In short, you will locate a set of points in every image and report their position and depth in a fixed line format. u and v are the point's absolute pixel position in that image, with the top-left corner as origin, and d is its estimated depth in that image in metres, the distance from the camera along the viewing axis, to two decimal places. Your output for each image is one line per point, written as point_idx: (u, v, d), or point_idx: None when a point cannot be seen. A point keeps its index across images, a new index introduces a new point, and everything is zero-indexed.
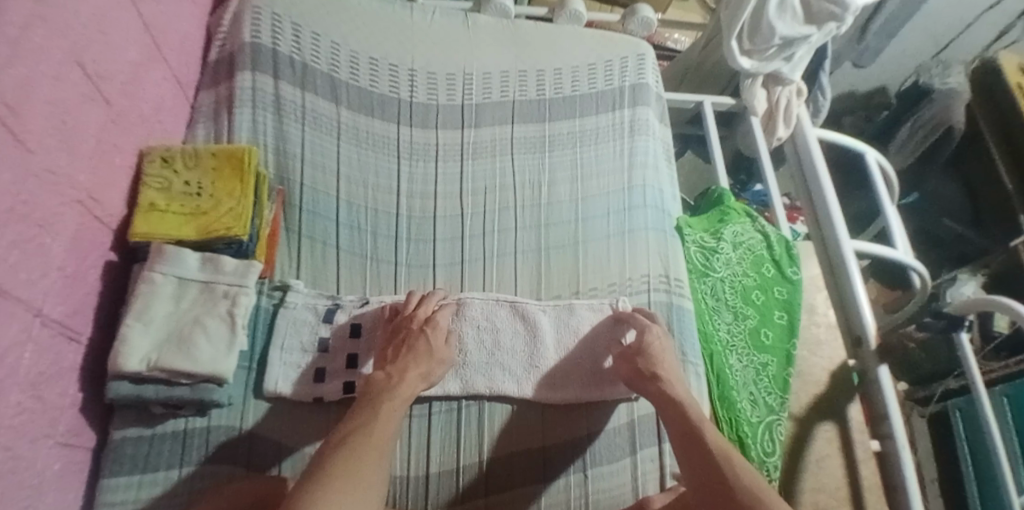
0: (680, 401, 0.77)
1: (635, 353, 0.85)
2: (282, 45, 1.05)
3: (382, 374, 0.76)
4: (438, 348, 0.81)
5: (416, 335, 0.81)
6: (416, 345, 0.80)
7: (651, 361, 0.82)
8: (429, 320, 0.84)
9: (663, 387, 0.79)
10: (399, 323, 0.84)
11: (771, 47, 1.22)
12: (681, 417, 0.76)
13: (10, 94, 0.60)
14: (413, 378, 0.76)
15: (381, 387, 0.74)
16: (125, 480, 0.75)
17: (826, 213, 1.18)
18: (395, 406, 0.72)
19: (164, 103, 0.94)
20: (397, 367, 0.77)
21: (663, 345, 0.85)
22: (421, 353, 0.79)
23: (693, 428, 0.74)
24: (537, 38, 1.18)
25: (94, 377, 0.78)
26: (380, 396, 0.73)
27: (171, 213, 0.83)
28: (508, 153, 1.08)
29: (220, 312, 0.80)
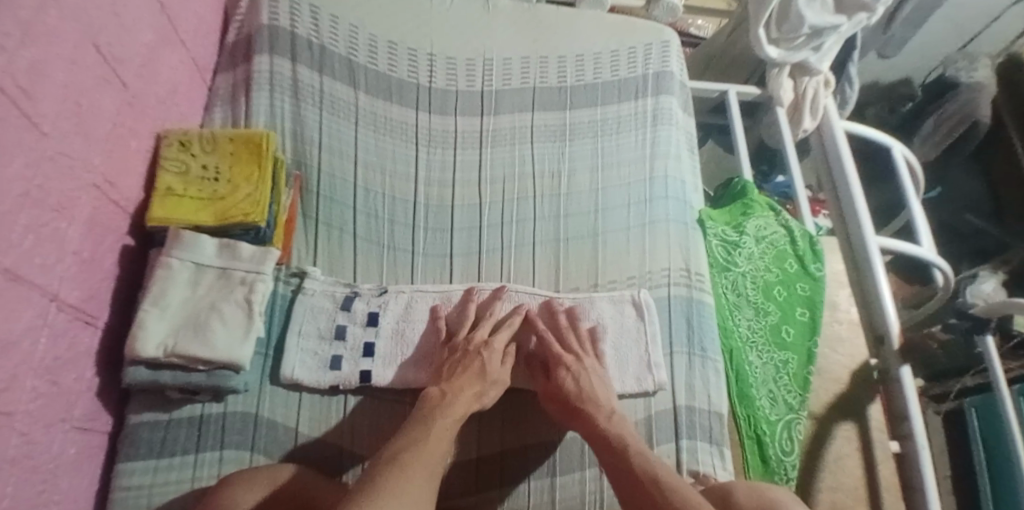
0: (605, 435, 0.77)
1: (554, 385, 0.83)
2: (299, 27, 1.03)
3: (437, 392, 0.77)
4: (493, 370, 0.81)
5: (473, 356, 0.81)
6: (471, 365, 0.80)
7: (575, 394, 0.81)
8: (486, 342, 0.83)
9: (586, 423, 0.79)
10: (457, 341, 0.84)
11: (800, 36, 1.19)
12: (608, 449, 0.76)
13: (24, 77, 0.59)
14: (468, 395, 0.78)
15: (435, 404, 0.76)
16: (142, 465, 0.76)
17: (852, 209, 1.15)
18: (447, 425, 0.73)
19: (181, 86, 0.93)
20: (453, 384, 0.78)
21: (575, 379, 0.82)
22: (474, 374, 0.79)
23: (621, 458, 0.74)
24: (559, 23, 1.16)
25: (111, 361, 0.78)
26: (434, 414, 0.74)
27: (189, 199, 0.82)
28: (528, 141, 1.06)
29: (236, 298, 0.79)
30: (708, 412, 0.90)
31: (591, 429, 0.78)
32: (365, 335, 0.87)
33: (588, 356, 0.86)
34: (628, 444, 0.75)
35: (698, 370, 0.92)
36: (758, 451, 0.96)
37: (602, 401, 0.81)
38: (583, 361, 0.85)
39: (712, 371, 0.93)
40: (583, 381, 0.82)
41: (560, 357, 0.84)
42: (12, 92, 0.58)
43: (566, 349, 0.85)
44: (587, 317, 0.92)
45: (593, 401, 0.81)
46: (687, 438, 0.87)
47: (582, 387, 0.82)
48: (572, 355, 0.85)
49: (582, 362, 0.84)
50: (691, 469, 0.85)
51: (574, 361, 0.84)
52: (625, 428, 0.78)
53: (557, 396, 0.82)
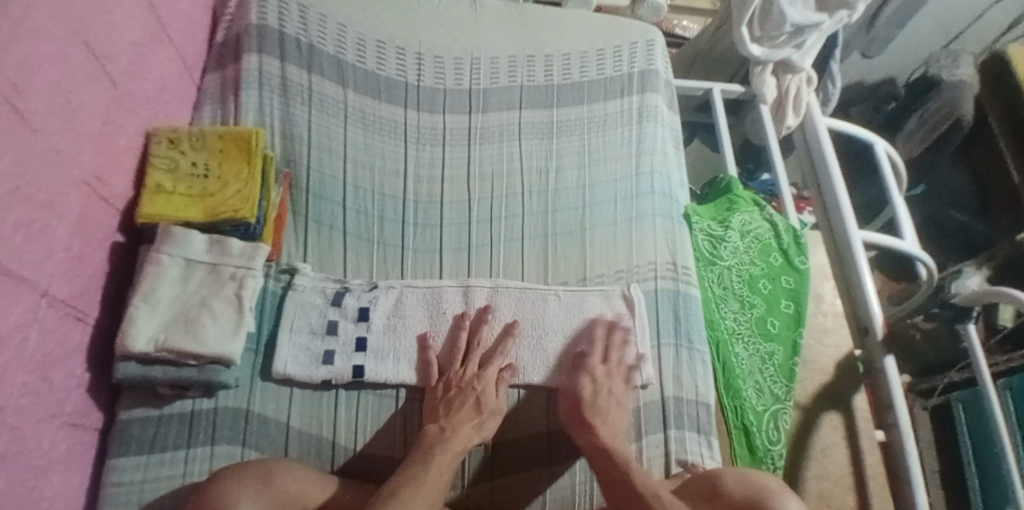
0: (611, 453, 0.76)
1: (574, 392, 0.83)
2: (288, 27, 1.04)
3: (437, 428, 0.77)
4: (489, 401, 0.82)
5: (467, 392, 0.82)
6: (466, 401, 0.81)
7: (590, 404, 0.82)
8: (479, 375, 0.84)
9: (592, 440, 0.78)
10: (450, 378, 0.84)
11: (782, 34, 1.21)
12: (607, 466, 0.75)
13: (14, 74, 0.60)
14: (467, 428, 0.78)
15: (435, 440, 0.75)
16: (133, 461, 0.76)
17: (835, 203, 1.17)
18: (448, 461, 0.73)
19: (170, 85, 0.94)
20: (452, 420, 0.78)
21: (595, 388, 0.83)
22: (469, 406, 0.80)
23: (624, 476, 0.73)
24: (545, 23, 1.17)
25: (101, 358, 0.78)
26: (434, 449, 0.74)
27: (178, 195, 0.82)
28: (516, 138, 1.07)
29: (227, 293, 0.80)
30: (696, 402, 0.91)
31: (594, 442, 0.78)
32: (357, 330, 0.88)
33: (620, 376, 0.86)
34: (631, 462, 0.75)
35: (686, 361, 0.94)
36: (745, 441, 0.97)
37: (616, 422, 0.81)
38: (613, 377, 0.86)
39: (699, 361, 0.94)
40: (603, 396, 0.83)
41: (592, 365, 0.86)
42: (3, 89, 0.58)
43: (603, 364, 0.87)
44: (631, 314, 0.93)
45: (604, 418, 0.80)
46: (675, 428, 0.89)
47: (604, 401, 0.83)
48: (603, 368, 0.86)
49: (609, 378, 0.85)
50: (680, 458, 0.87)
51: (601, 373, 0.85)
52: (628, 447, 0.78)
53: (575, 406, 0.82)
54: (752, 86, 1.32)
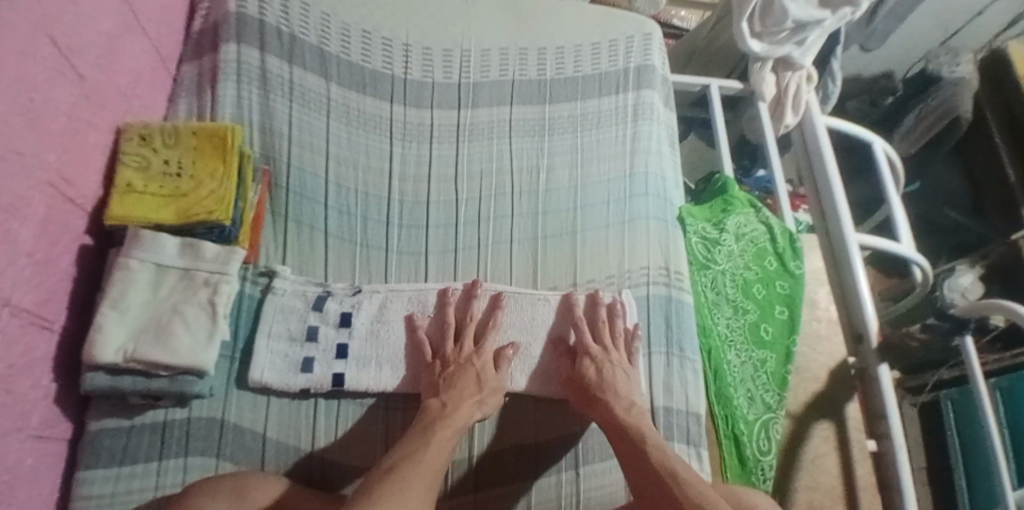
0: (624, 427, 0.76)
1: (577, 374, 0.83)
2: (269, 15, 0.99)
3: (438, 402, 0.77)
4: (489, 378, 0.81)
5: (467, 367, 0.81)
6: (467, 374, 0.80)
7: (597, 383, 0.81)
8: (477, 350, 0.83)
9: (606, 414, 0.78)
10: (447, 355, 0.83)
11: (783, 30, 1.19)
12: (623, 439, 0.75)
13: None
14: (469, 402, 0.77)
15: (436, 415, 0.75)
16: (102, 474, 0.73)
17: (832, 206, 1.14)
18: (447, 437, 0.72)
19: (143, 77, 0.89)
20: (452, 395, 0.77)
21: (598, 368, 0.82)
22: (470, 382, 0.79)
23: (639, 450, 0.73)
24: (538, 15, 1.13)
25: (68, 366, 0.75)
26: (434, 424, 0.74)
27: (149, 196, 0.78)
28: (507, 135, 1.03)
29: (200, 300, 0.76)
30: (685, 413, 0.90)
31: (607, 418, 0.78)
32: (338, 337, 0.85)
33: (617, 351, 0.85)
34: (645, 437, 0.75)
35: (676, 369, 0.92)
36: (735, 451, 0.96)
37: (624, 394, 0.81)
38: (613, 353, 0.84)
39: (690, 371, 0.92)
40: (608, 371, 0.82)
41: (587, 345, 0.84)
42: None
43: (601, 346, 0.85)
44: None
45: (613, 391, 0.80)
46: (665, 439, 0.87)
47: (608, 382, 0.81)
48: (599, 344, 0.85)
49: (609, 354, 0.84)
50: None
51: (600, 351, 0.84)
52: (642, 418, 0.78)
53: (582, 388, 0.82)
54: (751, 83, 1.29)
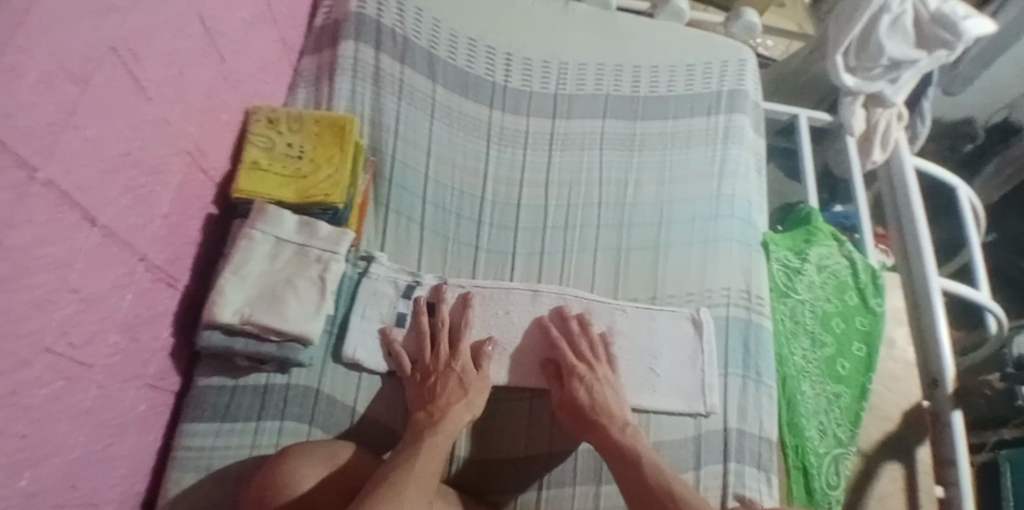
0: (622, 451, 0.77)
1: (566, 394, 0.82)
2: (385, 17, 1.05)
3: (424, 414, 0.77)
4: (472, 379, 0.82)
5: (448, 374, 0.81)
6: (449, 382, 0.80)
7: (589, 405, 0.81)
8: (454, 355, 0.83)
9: (602, 437, 0.79)
10: (426, 364, 0.83)
11: (878, 67, 1.18)
12: (626, 462, 0.76)
13: (132, 39, 0.61)
14: (456, 408, 0.78)
15: (426, 425, 0.76)
16: (205, 427, 0.78)
17: (916, 248, 1.12)
18: (438, 442, 0.73)
19: (271, 64, 0.96)
20: (438, 405, 0.78)
21: (588, 387, 0.82)
22: (454, 389, 0.80)
23: (638, 474, 0.74)
24: (637, 34, 1.16)
25: (186, 324, 0.81)
26: (423, 435, 0.74)
27: (273, 174, 0.84)
28: (597, 148, 1.06)
29: (311, 274, 0.81)
30: (758, 437, 0.89)
31: (603, 440, 0.79)
32: None
33: (601, 365, 0.86)
34: (642, 458, 0.75)
35: (751, 394, 0.91)
36: (803, 483, 0.94)
37: (616, 412, 0.81)
38: (595, 368, 0.85)
39: (765, 396, 0.92)
40: (596, 388, 0.83)
41: (570, 364, 0.84)
42: (123, 53, 0.60)
43: (580, 358, 0.85)
44: (687, 338, 0.92)
45: (606, 412, 0.81)
46: (735, 462, 0.86)
47: (596, 397, 0.82)
48: (584, 363, 0.85)
49: (593, 369, 0.84)
50: (737, 493, 0.84)
51: (586, 370, 0.84)
52: (637, 440, 0.78)
53: (574, 408, 0.81)
54: (840, 116, 1.28)
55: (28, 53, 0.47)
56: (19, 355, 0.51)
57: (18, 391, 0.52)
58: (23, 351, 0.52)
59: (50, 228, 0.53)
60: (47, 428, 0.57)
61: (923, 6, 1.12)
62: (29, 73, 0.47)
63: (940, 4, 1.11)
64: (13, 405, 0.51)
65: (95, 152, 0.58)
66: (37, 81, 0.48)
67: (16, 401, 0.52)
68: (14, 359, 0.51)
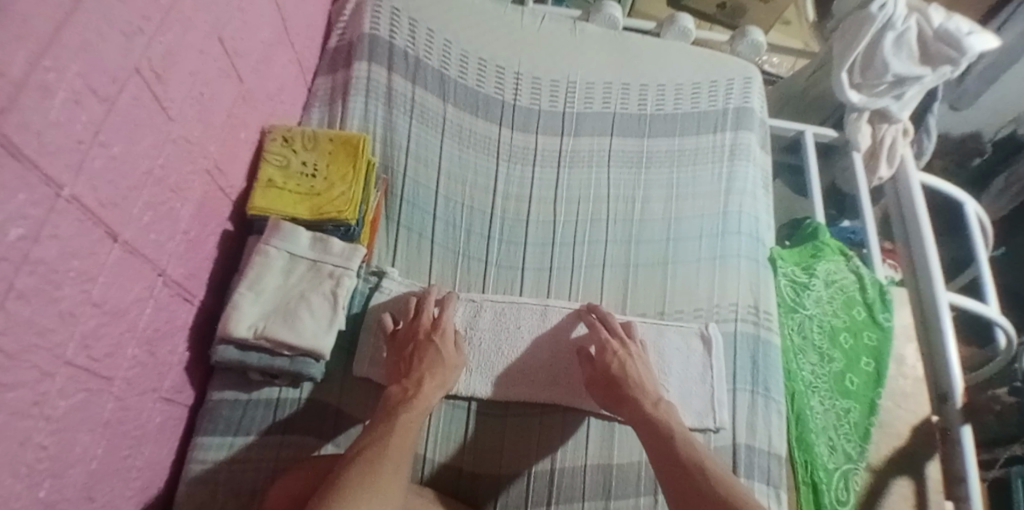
0: (653, 423, 0.77)
1: (599, 368, 0.84)
2: (398, 38, 1.08)
3: (399, 388, 0.78)
4: (449, 355, 0.83)
5: (426, 344, 0.83)
6: (426, 354, 0.82)
7: (621, 376, 0.82)
8: (434, 327, 0.85)
9: (634, 411, 0.79)
10: (405, 333, 0.85)
11: (884, 83, 1.19)
12: (653, 436, 0.76)
13: (157, 61, 0.63)
14: (430, 386, 0.79)
15: (398, 399, 0.77)
16: (218, 440, 0.79)
17: (924, 262, 1.12)
18: (413, 418, 0.74)
19: (287, 85, 0.99)
20: (413, 379, 0.79)
21: (621, 362, 0.83)
22: (433, 362, 0.81)
23: (670, 445, 0.75)
24: (644, 53, 1.18)
25: (201, 339, 0.82)
26: (397, 409, 0.75)
27: (288, 191, 0.86)
28: (605, 165, 1.08)
29: (324, 290, 0.83)
30: (768, 453, 0.89)
31: (635, 413, 0.79)
32: None
33: (635, 343, 0.88)
34: (674, 430, 0.76)
35: (761, 409, 0.91)
36: (813, 498, 0.94)
37: (649, 387, 0.83)
38: (628, 346, 0.86)
39: (774, 412, 0.92)
40: (629, 363, 0.84)
41: (606, 341, 0.85)
42: (148, 75, 0.62)
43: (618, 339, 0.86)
44: (696, 353, 0.92)
45: (638, 385, 0.82)
46: (745, 477, 0.86)
47: (630, 372, 0.83)
48: (618, 341, 0.86)
49: (626, 346, 0.86)
50: None
51: (620, 346, 0.85)
52: (670, 413, 0.79)
53: (608, 382, 0.82)
54: (846, 132, 1.28)
55: (56, 74, 0.49)
56: (42, 366, 0.53)
57: (40, 401, 0.53)
58: (46, 363, 0.53)
59: (75, 243, 0.55)
60: (67, 438, 0.58)
61: (927, 23, 1.14)
62: (57, 93, 0.49)
63: (943, 21, 1.14)
64: (35, 415, 0.53)
65: (120, 171, 0.59)
66: (65, 101, 0.50)
67: (38, 412, 0.53)
68: (37, 370, 0.52)
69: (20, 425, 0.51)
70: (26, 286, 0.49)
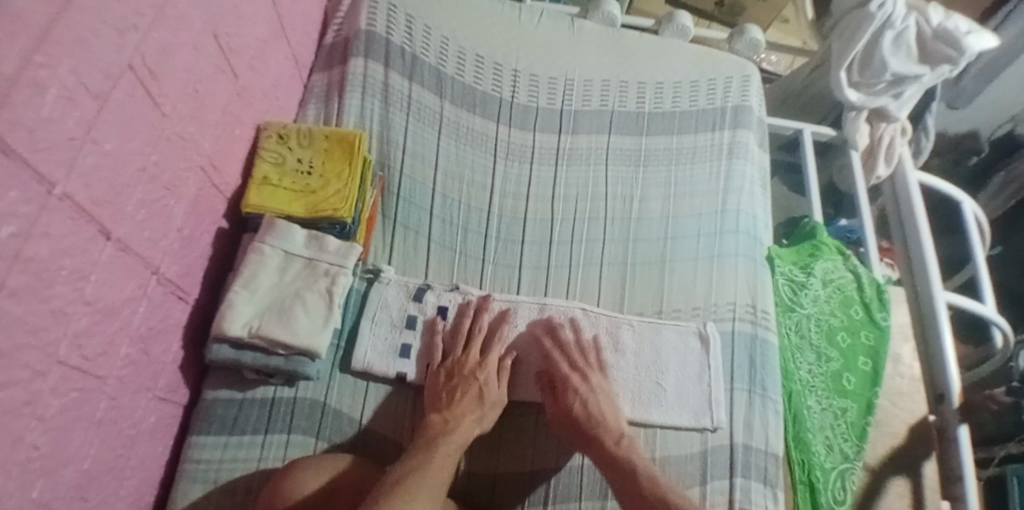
0: (615, 460, 0.77)
1: (561, 406, 0.82)
2: (395, 35, 1.07)
3: (439, 419, 0.78)
4: (491, 392, 0.82)
5: (470, 380, 0.81)
6: (469, 390, 0.80)
7: (582, 415, 0.80)
8: (482, 363, 0.83)
9: (597, 450, 0.78)
10: (453, 364, 0.84)
11: (882, 82, 1.19)
12: (617, 475, 0.76)
13: (151, 58, 0.62)
14: (469, 419, 0.78)
15: (437, 431, 0.76)
16: (213, 440, 0.78)
17: (920, 260, 1.12)
18: (450, 453, 0.74)
19: (282, 82, 0.98)
20: (454, 412, 0.79)
21: (582, 400, 0.81)
22: (472, 398, 0.80)
23: (633, 484, 0.74)
24: (641, 50, 1.18)
25: (195, 337, 0.81)
26: (438, 440, 0.75)
27: (283, 189, 0.85)
28: (603, 162, 1.07)
29: (320, 288, 0.82)
30: (765, 452, 0.89)
31: (599, 452, 0.78)
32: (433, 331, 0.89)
33: (596, 375, 0.85)
34: (637, 468, 0.76)
35: (758, 409, 0.91)
36: (810, 498, 0.93)
37: (612, 423, 0.81)
38: (587, 379, 0.84)
39: (771, 412, 0.92)
40: (591, 400, 0.82)
41: (563, 375, 0.83)
42: (141, 72, 0.61)
43: (579, 371, 0.84)
44: (695, 352, 0.92)
45: (601, 423, 0.80)
46: (742, 477, 0.86)
47: (592, 410, 0.81)
48: (578, 374, 0.84)
49: (587, 381, 0.84)
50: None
51: (580, 381, 0.83)
52: (633, 449, 0.78)
53: (569, 419, 0.81)
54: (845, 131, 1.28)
55: (49, 71, 0.48)
56: (35, 365, 0.52)
57: (32, 401, 0.52)
58: (38, 362, 0.52)
59: (68, 241, 0.54)
60: (60, 438, 0.58)
61: (926, 22, 1.14)
62: (49, 91, 0.48)
63: (943, 20, 1.13)
64: (27, 415, 0.52)
65: (112, 168, 0.59)
66: (58, 97, 0.49)
67: (30, 412, 0.52)
68: (30, 369, 0.51)
69: (12, 424, 0.50)
70: (18, 284, 0.48)
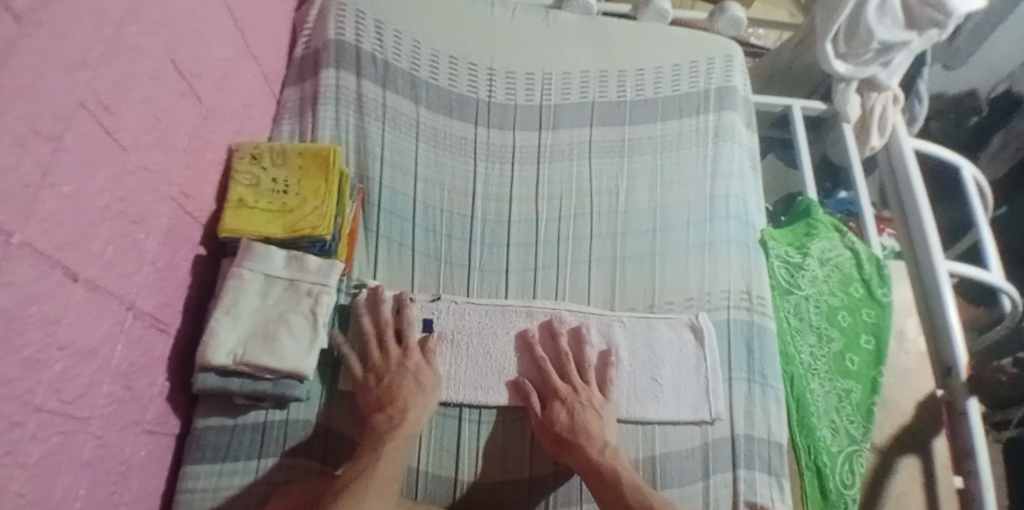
0: (600, 469, 0.77)
1: (547, 418, 0.82)
2: (365, 42, 1.05)
3: (383, 416, 0.79)
4: (426, 378, 0.84)
5: (402, 373, 0.83)
6: (403, 383, 0.82)
7: (569, 427, 0.80)
8: (406, 354, 0.85)
9: (582, 460, 0.78)
10: (377, 366, 0.84)
11: (870, 51, 1.15)
12: (601, 485, 0.76)
13: (106, 92, 0.61)
14: (415, 409, 0.80)
15: (384, 430, 0.77)
16: (206, 468, 0.78)
17: (921, 232, 1.10)
18: (398, 446, 0.75)
19: (253, 100, 0.96)
20: (397, 406, 0.80)
21: (569, 412, 0.82)
22: (412, 389, 0.81)
23: (615, 492, 0.75)
24: (621, 37, 1.15)
25: (179, 367, 0.80)
26: (383, 439, 0.76)
27: (259, 210, 0.84)
28: (587, 156, 1.05)
29: (303, 309, 0.81)
30: (768, 442, 0.87)
31: (582, 462, 0.78)
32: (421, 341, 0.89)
33: (586, 386, 0.86)
34: (622, 479, 0.75)
35: (759, 399, 0.89)
36: (818, 484, 0.92)
37: (597, 433, 0.81)
38: (580, 391, 0.85)
39: (773, 400, 0.90)
40: (580, 411, 0.82)
41: (557, 389, 0.84)
42: (96, 109, 0.60)
43: (570, 386, 0.85)
44: (688, 345, 0.91)
45: (586, 434, 0.80)
46: (745, 469, 0.84)
47: (578, 423, 0.81)
48: (569, 386, 0.85)
49: (577, 393, 0.84)
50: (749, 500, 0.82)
51: (569, 392, 0.84)
52: (617, 460, 0.78)
53: (553, 433, 0.81)
54: (835, 104, 1.26)
55: None
56: (12, 415, 0.51)
57: (13, 451, 0.52)
58: (15, 412, 0.52)
59: (34, 287, 0.53)
60: (46, 484, 0.57)
61: None
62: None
63: None
64: (9, 465, 0.51)
65: (75, 209, 0.58)
66: (8, 145, 0.48)
67: (12, 461, 0.52)
68: (6, 419, 0.50)
69: None
70: None
